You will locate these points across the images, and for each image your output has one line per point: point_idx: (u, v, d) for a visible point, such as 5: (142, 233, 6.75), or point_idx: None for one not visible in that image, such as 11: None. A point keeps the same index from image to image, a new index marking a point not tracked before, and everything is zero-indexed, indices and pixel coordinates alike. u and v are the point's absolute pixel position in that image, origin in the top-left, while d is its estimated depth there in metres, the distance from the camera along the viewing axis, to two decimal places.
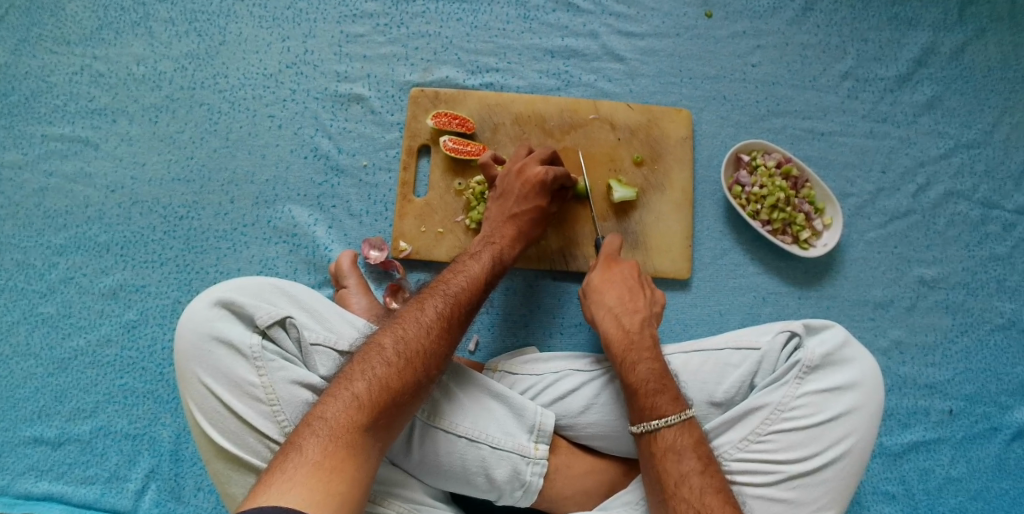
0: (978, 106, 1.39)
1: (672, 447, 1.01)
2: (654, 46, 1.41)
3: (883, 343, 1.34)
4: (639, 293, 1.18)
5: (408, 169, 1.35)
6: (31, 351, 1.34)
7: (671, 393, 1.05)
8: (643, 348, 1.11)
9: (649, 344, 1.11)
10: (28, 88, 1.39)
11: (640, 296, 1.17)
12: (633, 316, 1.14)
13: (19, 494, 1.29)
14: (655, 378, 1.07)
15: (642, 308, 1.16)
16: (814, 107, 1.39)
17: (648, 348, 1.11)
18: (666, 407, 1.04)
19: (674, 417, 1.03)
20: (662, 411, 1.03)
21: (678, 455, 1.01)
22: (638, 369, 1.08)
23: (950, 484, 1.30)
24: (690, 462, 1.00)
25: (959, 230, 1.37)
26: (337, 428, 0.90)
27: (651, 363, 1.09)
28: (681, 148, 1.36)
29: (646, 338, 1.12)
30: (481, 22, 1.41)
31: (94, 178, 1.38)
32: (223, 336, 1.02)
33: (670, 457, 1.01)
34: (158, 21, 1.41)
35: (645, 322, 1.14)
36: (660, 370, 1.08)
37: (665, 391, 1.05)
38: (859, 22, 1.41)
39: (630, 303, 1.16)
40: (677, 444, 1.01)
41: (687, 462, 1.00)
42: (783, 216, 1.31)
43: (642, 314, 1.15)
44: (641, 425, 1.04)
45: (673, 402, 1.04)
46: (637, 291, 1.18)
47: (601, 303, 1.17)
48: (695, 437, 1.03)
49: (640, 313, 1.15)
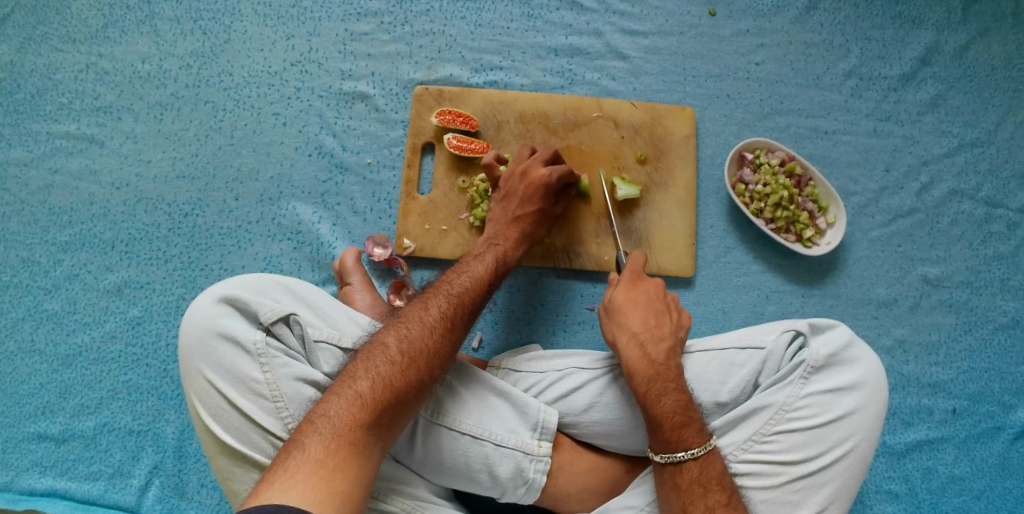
0: (981, 105, 1.39)
1: (697, 481, 1.02)
2: (658, 45, 1.41)
3: (887, 342, 1.34)
4: (663, 318, 1.16)
5: (412, 166, 1.36)
6: (36, 347, 1.34)
7: (696, 425, 1.05)
8: (669, 379, 1.08)
9: (675, 374, 1.09)
10: (33, 85, 1.40)
11: (665, 321, 1.15)
12: (658, 344, 1.12)
13: (24, 490, 1.29)
14: (681, 411, 1.05)
15: (667, 335, 1.14)
16: (818, 106, 1.39)
17: (674, 379, 1.08)
18: (691, 439, 1.04)
19: (698, 449, 1.03)
20: (687, 444, 1.03)
21: (703, 488, 1.02)
22: (663, 401, 1.06)
23: (954, 484, 1.30)
24: (715, 495, 1.01)
25: (963, 228, 1.37)
26: (341, 426, 0.90)
27: (676, 395, 1.07)
28: (685, 146, 1.36)
29: (673, 368, 1.10)
30: (485, 20, 1.41)
31: (100, 175, 1.38)
32: (227, 332, 1.02)
33: (696, 490, 1.02)
34: (163, 19, 1.42)
35: (671, 350, 1.12)
36: (686, 402, 1.06)
37: (690, 424, 1.05)
38: (862, 21, 1.41)
39: (655, 329, 1.14)
40: (703, 477, 1.02)
41: (712, 496, 1.01)
42: (786, 214, 1.32)
43: (667, 341, 1.13)
44: (664, 455, 1.04)
45: (698, 434, 1.04)
46: (661, 315, 1.16)
47: (626, 327, 1.15)
48: (719, 468, 1.03)
49: (665, 341, 1.13)
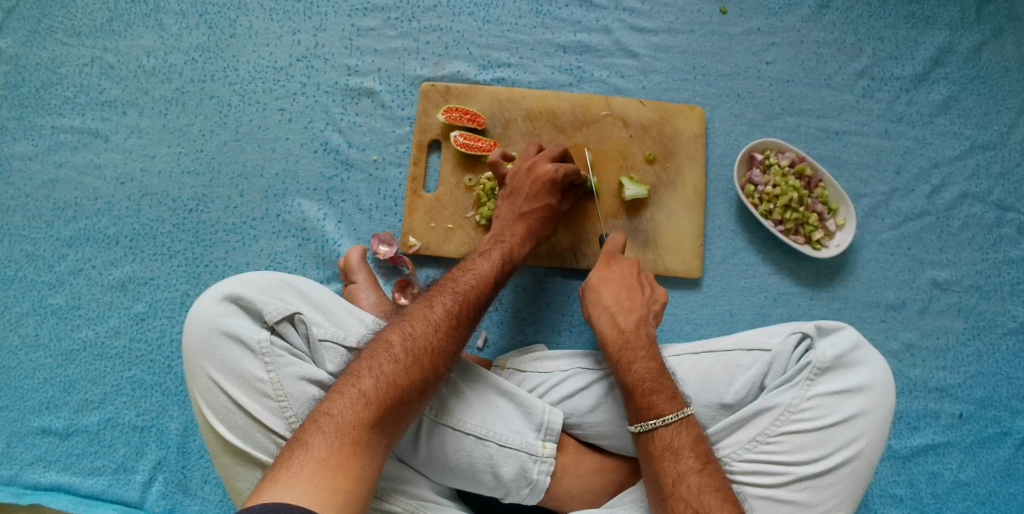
0: (994, 107, 1.38)
1: (669, 447, 1.02)
2: (667, 42, 1.39)
3: (895, 346, 1.33)
4: (635, 293, 1.19)
5: (419, 164, 1.35)
6: (40, 342, 1.34)
7: (668, 392, 1.06)
8: (639, 347, 1.12)
9: (645, 343, 1.13)
10: (38, 79, 1.39)
11: (637, 295, 1.19)
12: (629, 315, 1.16)
13: (28, 484, 1.29)
14: (651, 377, 1.08)
15: (637, 307, 1.17)
16: (829, 107, 1.38)
17: (643, 347, 1.12)
18: (663, 406, 1.04)
19: (671, 416, 1.03)
20: (659, 411, 1.04)
21: (676, 454, 1.01)
22: (634, 369, 1.09)
23: (958, 489, 1.29)
24: (688, 462, 1.00)
25: (973, 232, 1.35)
26: (344, 425, 0.90)
27: (646, 362, 1.10)
28: (694, 146, 1.35)
29: (642, 338, 1.13)
30: (493, 16, 1.40)
31: (104, 170, 1.37)
32: (231, 331, 1.02)
33: (668, 457, 1.01)
34: (169, 12, 1.41)
35: (642, 320, 1.16)
36: (656, 369, 1.09)
37: (661, 391, 1.06)
38: (875, 20, 1.39)
39: (627, 302, 1.18)
40: (675, 444, 1.02)
41: (684, 462, 1.00)
42: (796, 216, 1.30)
43: (637, 313, 1.16)
44: (638, 425, 1.05)
45: (671, 401, 1.05)
46: (634, 289, 1.19)
47: (599, 302, 1.18)
48: (694, 437, 1.03)
49: (635, 312, 1.16)
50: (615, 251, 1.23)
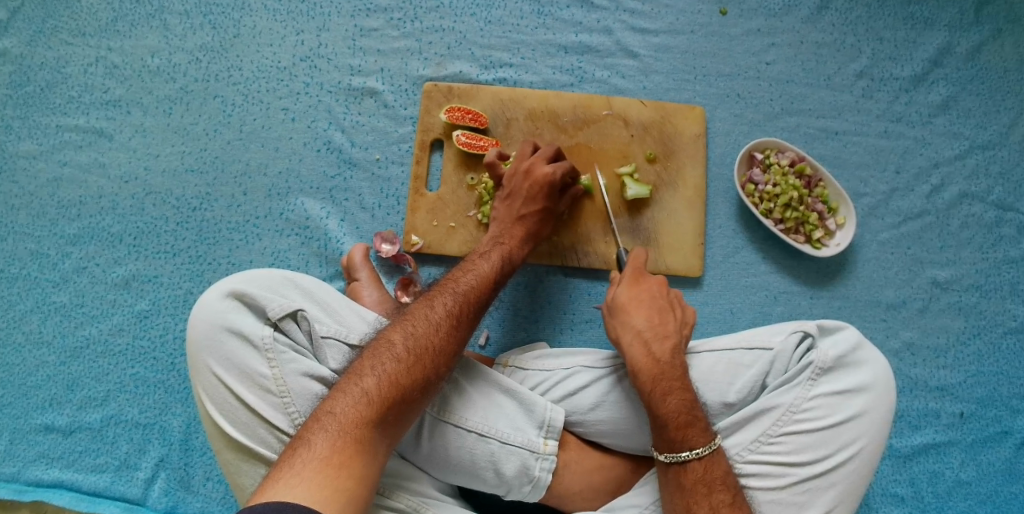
0: (993, 107, 1.39)
1: (702, 480, 1.01)
2: (668, 43, 1.40)
3: (895, 345, 1.33)
4: (667, 316, 1.15)
5: (421, 163, 1.36)
6: (44, 339, 1.34)
7: (702, 424, 1.04)
8: (674, 378, 1.08)
9: (679, 373, 1.09)
10: (43, 78, 1.40)
11: (670, 319, 1.15)
12: (663, 342, 1.11)
13: (30, 481, 1.30)
14: (686, 411, 1.05)
15: (671, 333, 1.13)
16: (828, 107, 1.39)
17: (679, 378, 1.08)
18: (697, 439, 1.03)
19: (704, 449, 1.02)
20: (693, 443, 1.03)
21: (709, 487, 1.01)
22: (669, 402, 1.05)
23: (959, 488, 1.30)
24: (720, 495, 1.00)
25: (973, 231, 1.36)
26: (347, 423, 0.90)
27: (682, 394, 1.06)
28: (694, 145, 1.35)
29: (677, 367, 1.10)
30: (495, 17, 1.41)
31: (108, 168, 1.38)
32: (235, 327, 1.02)
33: (700, 490, 1.01)
34: (173, 13, 1.42)
35: (675, 347, 1.12)
36: (690, 402, 1.06)
37: (695, 424, 1.04)
38: (874, 21, 1.40)
39: (660, 328, 1.13)
40: (708, 477, 1.02)
41: (717, 495, 1.00)
42: (796, 215, 1.31)
43: (672, 339, 1.12)
44: (669, 455, 1.04)
45: (704, 434, 1.03)
46: (666, 313, 1.15)
47: (630, 326, 1.14)
48: (724, 469, 1.03)
49: (669, 339, 1.12)
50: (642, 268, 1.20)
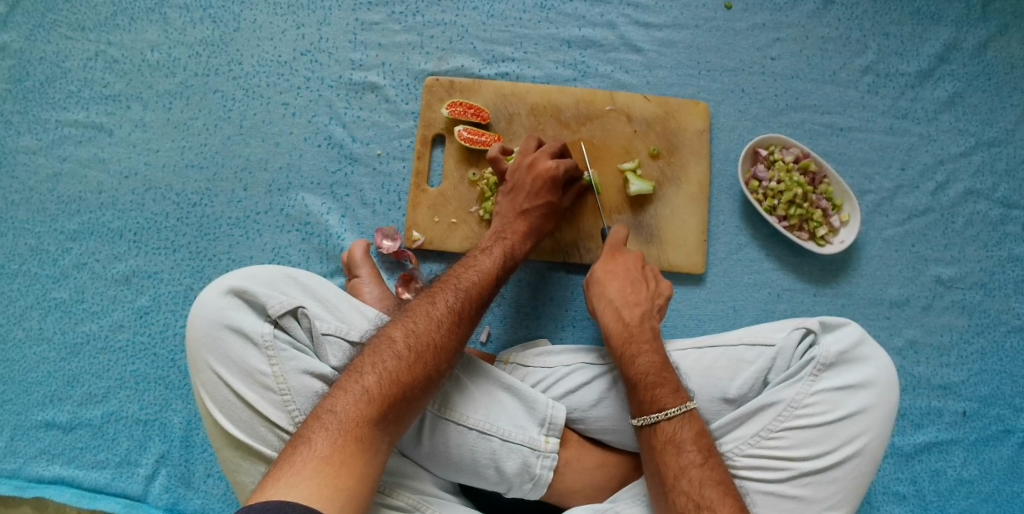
0: (999, 104, 1.37)
1: (672, 441, 1.01)
2: (672, 38, 1.39)
3: (899, 343, 1.33)
4: (640, 286, 1.19)
5: (422, 158, 1.35)
6: (44, 335, 1.34)
7: (671, 385, 1.05)
8: (643, 340, 1.12)
9: (648, 336, 1.12)
10: (42, 73, 1.39)
11: (642, 288, 1.19)
12: (633, 309, 1.16)
13: (31, 477, 1.30)
14: (655, 371, 1.07)
15: (643, 301, 1.17)
16: (834, 103, 1.37)
17: (648, 340, 1.12)
18: (666, 400, 1.04)
19: (673, 409, 1.03)
20: (662, 404, 1.03)
21: (678, 448, 1.00)
22: (637, 361, 1.09)
23: (961, 487, 1.29)
24: (690, 455, 0.99)
25: (978, 229, 1.35)
26: (348, 422, 0.90)
27: (650, 355, 1.10)
28: (698, 141, 1.34)
29: (647, 330, 1.13)
30: (497, 11, 1.39)
31: (108, 164, 1.37)
32: (235, 324, 1.02)
33: (669, 450, 1.00)
34: (172, 6, 1.40)
35: (646, 314, 1.16)
36: (660, 363, 1.09)
37: (664, 384, 1.05)
38: (881, 16, 1.39)
39: (631, 296, 1.18)
40: (677, 438, 1.01)
41: (686, 455, 0.99)
42: (800, 211, 1.30)
43: (642, 306, 1.16)
44: (641, 418, 1.05)
45: (674, 395, 1.04)
46: (639, 283, 1.19)
47: (604, 295, 1.18)
48: (696, 430, 1.02)
49: (640, 306, 1.16)
50: (620, 244, 1.23)
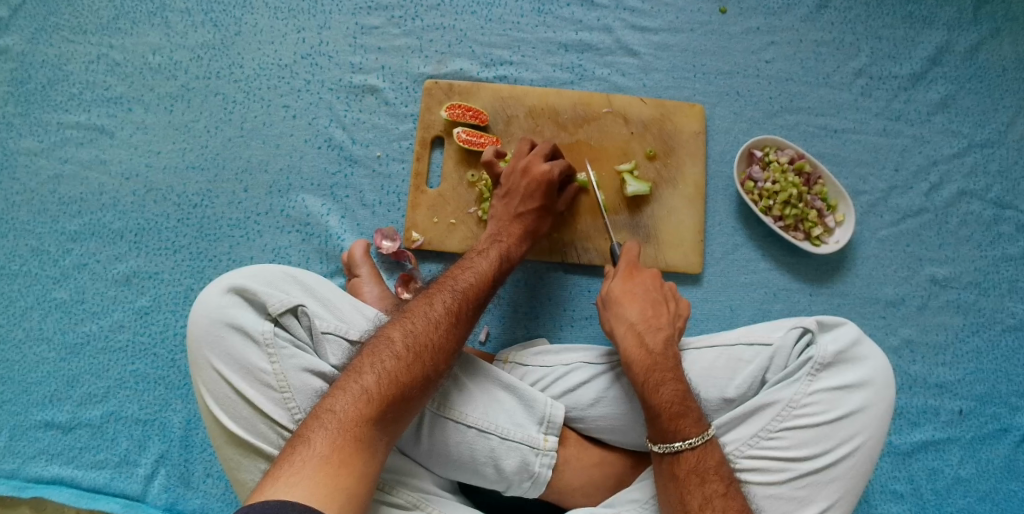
0: (991, 105, 1.39)
1: (695, 470, 1.03)
2: (668, 41, 1.41)
3: (894, 341, 1.34)
4: (660, 309, 1.17)
5: (421, 159, 1.36)
6: (44, 336, 1.34)
7: (694, 415, 1.05)
8: (667, 369, 1.10)
9: (672, 364, 1.10)
10: (44, 76, 1.40)
11: (663, 312, 1.17)
12: (656, 334, 1.13)
13: (30, 478, 1.30)
14: (679, 401, 1.06)
15: (664, 326, 1.15)
16: (828, 105, 1.39)
17: (672, 369, 1.10)
18: (689, 429, 1.04)
19: (697, 439, 1.04)
20: (685, 434, 1.04)
21: (702, 478, 1.02)
22: (662, 391, 1.07)
23: (958, 485, 1.30)
24: (713, 485, 1.01)
25: (972, 229, 1.37)
26: (347, 421, 0.91)
27: (674, 384, 1.08)
28: (694, 142, 1.36)
29: (671, 358, 1.11)
30: (496, 15, 1.41)
31: (109, 165, 1.38)
32: (236, 322, 1.02)
33: (693, 480, 1.02)
34: (174, 10, 1.42)
35: (668, 340, 1.14)
36: (684, 392, 1.07)
37: (688, 414, 1.05)
38: (873, 20, 1.41)
39: (653, 320, 1.15)
40: (701, 467, 1.03)
41: (709, 485, 1.01)
42: (796, 212, 1.31)
43: (664, 331, 1.14)
44: (663, 446, 1.05)
45: (696, 424, 1.05)
46: (659, 306, 1.17)
47: (623, 318, 1.16)
48: (718, 459, 1.04)
49: (662, 331, 1.14)
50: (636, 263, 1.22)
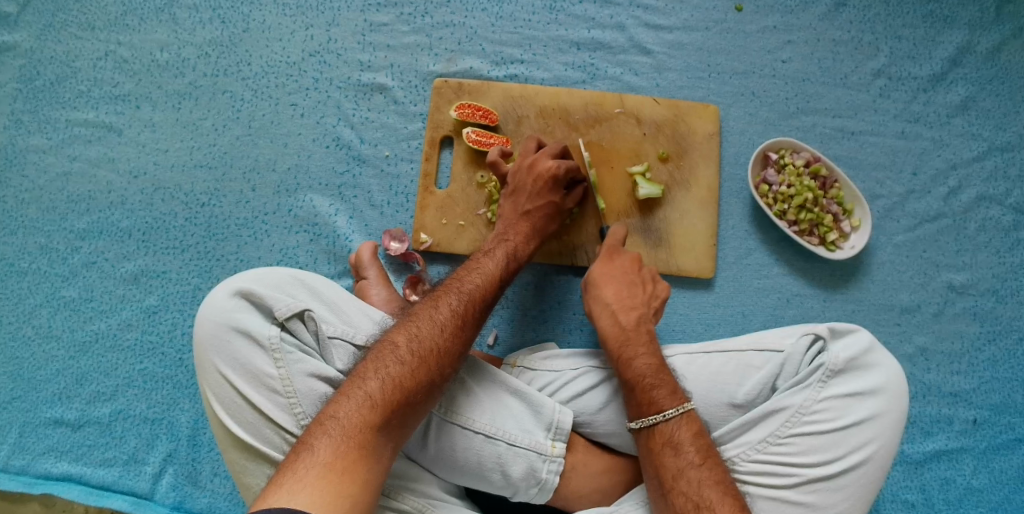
0: (1013, 108, 1.36)
1: (670, 443, 1.02)
2: (682, 40, 1.38)
3: (909, 349, 1.31)
4: (636, 290, 1.20)
5: (430, 160, 1.34)
6: (52, 333, 1.34)
7: (668, 387, 1.06)
8: (639, 344, 1.12)
9: (645, 339, 1.13)
10: (53, 72, 1.39)
11: (638, 292, 1.19)
12: (629, 313, 1.17)
13: (39, 475, 1.31)
14: (652, 373, 1.08)
15: (638, 304, 1.18)
16: (845, 106, 1.36)
17: (645, 344, 1.13)
18: (664, 401, 1.04)
19: (671, 411, 1.03)
20: (659, 406, 1.04)
21: (676, 449, 1.01)
22: (634, 364, 1.09)
23: (971, 495, 1.28)
24: (688, 456, 1.00)
25: (990, 235, 1.34)
26: (350, 428, 0.90)
27: (647, 358, 1.10)
28: (708, 144, 1.33)
29: (643, 333, 1.14)
30: (507, 12, 1.39)
31: (118, 163, 1.38)
32: (242, 326, 1.02)
33: (668, 451, 1.01)
34: (182, 7, 1.40)
35: (642, 318, 1.17)
36: (656, 365, 1.10)
37: (661, 386, 1.06)
38: (893, 19, 1.37)
39: (627, 299, 1.18)
40: (676, 440, 1.02)
41: (684, 456, 1.00)
42: (810, 216, 1.29)
43: (638, 310, 1.17)
44: (640, 421, 1.05)
45: (671, 396, 1.05)
46: (635, 286, 1.20)
47: (599, 299, 1.19)
48: (695, 431, 1.03)
49: (637, 309, 1.17)
50: (617, 245, 1.24)
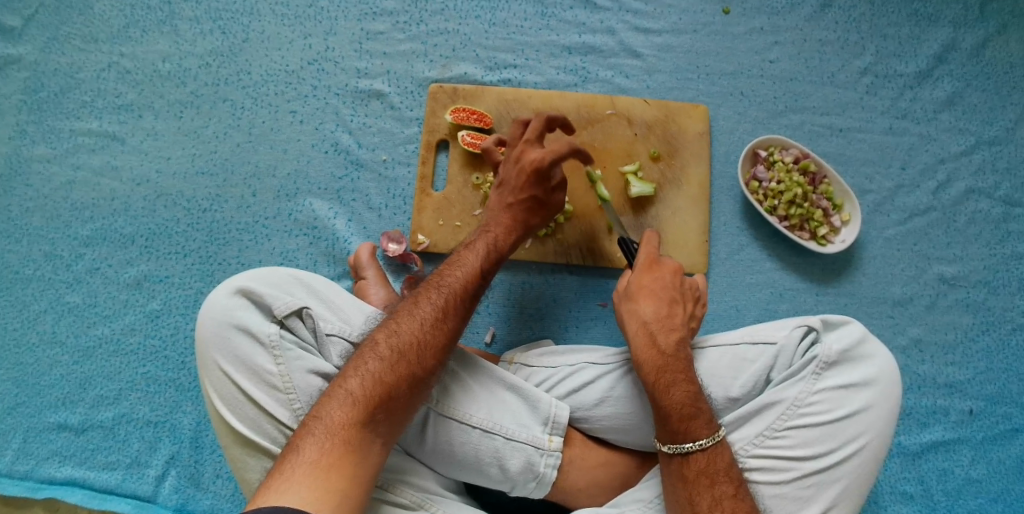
0: (998, 102, 1.38)
1: (705, 472, 1.02)
2: (671, 42, 1.41)
3: (903, 341, 1.33)
4: (675, 309, 1.15)
5: (427, 163, 1.37)
6: (57, 339, 1.37)
7: (706, 416, 1.04)
8: (677, 370, 1.08)
9: (683, 366, 1.09)
10: (57, 84, 1.43)
11: (678, 312, 1.15)
12: (669, 335, 1.12)
13: (43, 479, 1.32)
14: (689, 403, 1.05)
15: (678, 326, 1.13)
16: (833, 104, 1.39)
17: (683, 371, 1.08)
18: (700, 431, 1.03)
19: (707, 440, 1.03)
20: (695, 435, 1.03)
21: (711, 479, 1.01)
22: (672, 393, 1.05)
23: (969, 486, 1.29)
24: (723, 487, 1.01)
25: (980, 227, 1.35)
26: (334, 426, 0.91)
27: (685, 386, 1.06)
28: (699, 143, 1.36)
29: (681, 360, 1.10)
30: (499, 19, 1.42)
31: (121, 171, 1.41)
32: (242, 324, 1.04)
33: (703, 481, 1.01)
34: (183, 19, 1.44)
35: (680, 342, 1.12)
36: (694, 394, 1.06)
37: (699, 416, 1.04)
38: (878, 18, 1.40)
39: (667, 320, 1.14)
40: (710, 469, 1.02)
41: (719, 487, 1.01)
42: (800, 211, 1.31)
43: (678, 332, 1.13)
44: (672, 446, 1.04)
45: (707, 426, 1.04)
46: (674, 305, 1.16)
47: (637, 313, 1.15)
48: (728, 460, 1.03)
49: (677, 331, 1.13)
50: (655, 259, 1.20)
